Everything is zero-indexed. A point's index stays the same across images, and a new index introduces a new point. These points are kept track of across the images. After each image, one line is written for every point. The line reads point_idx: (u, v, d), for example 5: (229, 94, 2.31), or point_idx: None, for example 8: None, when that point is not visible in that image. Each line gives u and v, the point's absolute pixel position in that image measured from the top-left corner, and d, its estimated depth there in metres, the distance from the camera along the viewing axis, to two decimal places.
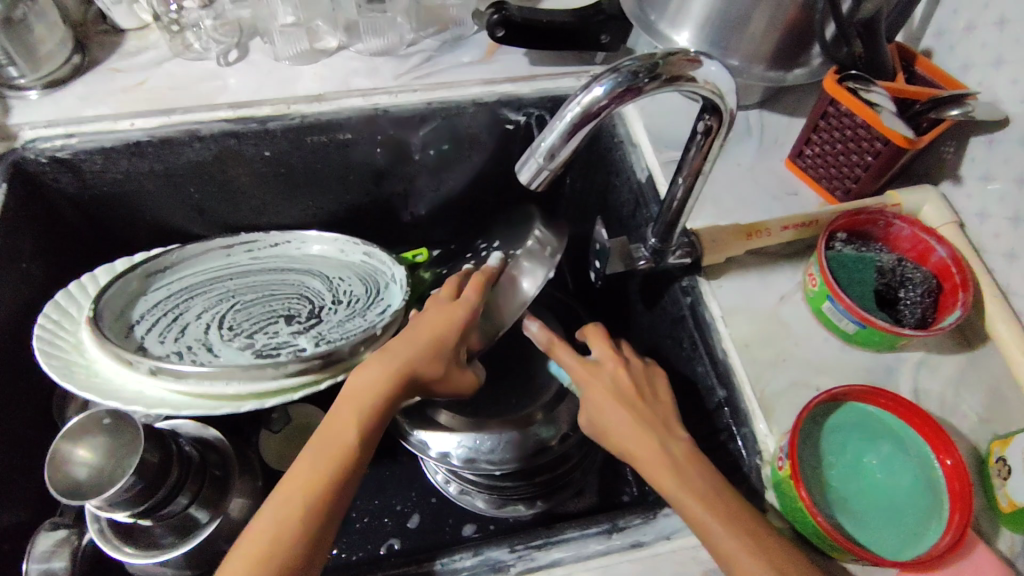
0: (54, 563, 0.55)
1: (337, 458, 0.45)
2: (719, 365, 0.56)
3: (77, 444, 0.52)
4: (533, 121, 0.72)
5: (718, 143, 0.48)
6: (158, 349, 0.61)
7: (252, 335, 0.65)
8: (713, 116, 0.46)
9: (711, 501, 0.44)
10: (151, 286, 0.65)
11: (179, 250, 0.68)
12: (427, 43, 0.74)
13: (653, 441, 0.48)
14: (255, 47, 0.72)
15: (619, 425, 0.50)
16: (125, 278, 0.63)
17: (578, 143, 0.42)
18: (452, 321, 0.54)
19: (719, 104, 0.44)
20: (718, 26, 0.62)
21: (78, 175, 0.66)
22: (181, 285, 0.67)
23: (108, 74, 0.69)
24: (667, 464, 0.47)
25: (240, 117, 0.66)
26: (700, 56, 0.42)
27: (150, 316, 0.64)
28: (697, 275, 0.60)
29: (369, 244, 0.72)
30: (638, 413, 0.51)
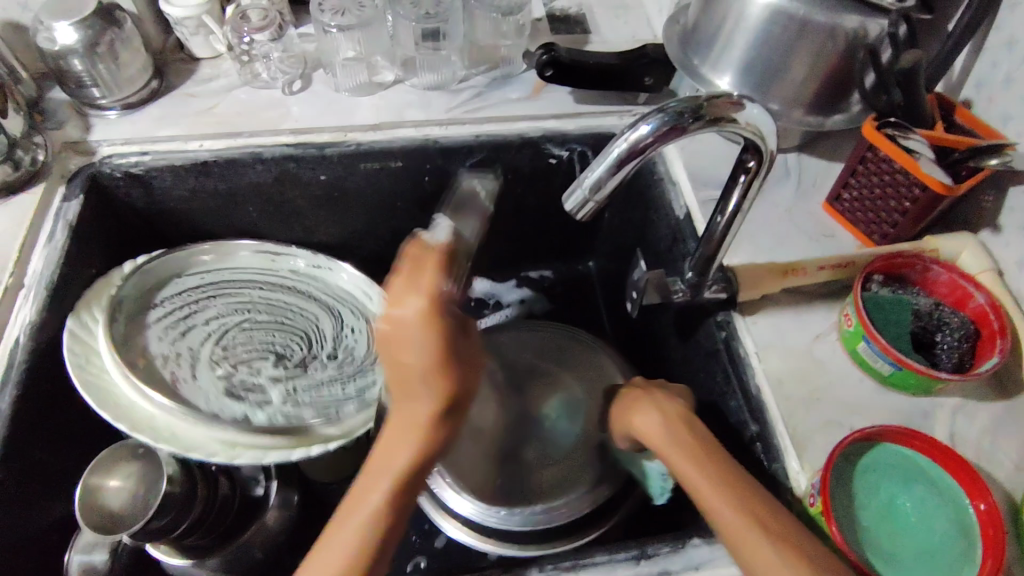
0: (95, 555, 0.56)
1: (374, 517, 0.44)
2: (753, 400, 0.57)
3: (108, 476, 0.55)
4: (575, 157, 0.75)
5: (757, 182, 0.49)
6: (154, 348, 0.66)
7: (238, 365, 0.67)
8: (753, 156, 0.47)
9: (762, 523, 0.44)
10: (187, 270, 0.71)
11: (218, 247, 0.72)
12: (478, 80, 0.78)
13: (676, 436, 0.52)
14: (318, 79, 0.76)
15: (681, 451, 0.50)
16: (160, 265, 0.69)
17: (624, 177, 0.43)
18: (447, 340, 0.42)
19: (761, 145, 0.46)
20: (759, 72, 0.66)
21: (147, 190, 0.70)
22: (211, 279, 0.72)
23: (182, 99, 0.73)
24: (688, 457, 0.50)
25: (300, 143, 0.70)
26: (744, 99, 0.44)
27: (168, 306, 0.69)
28: (732, 311, 0.61)
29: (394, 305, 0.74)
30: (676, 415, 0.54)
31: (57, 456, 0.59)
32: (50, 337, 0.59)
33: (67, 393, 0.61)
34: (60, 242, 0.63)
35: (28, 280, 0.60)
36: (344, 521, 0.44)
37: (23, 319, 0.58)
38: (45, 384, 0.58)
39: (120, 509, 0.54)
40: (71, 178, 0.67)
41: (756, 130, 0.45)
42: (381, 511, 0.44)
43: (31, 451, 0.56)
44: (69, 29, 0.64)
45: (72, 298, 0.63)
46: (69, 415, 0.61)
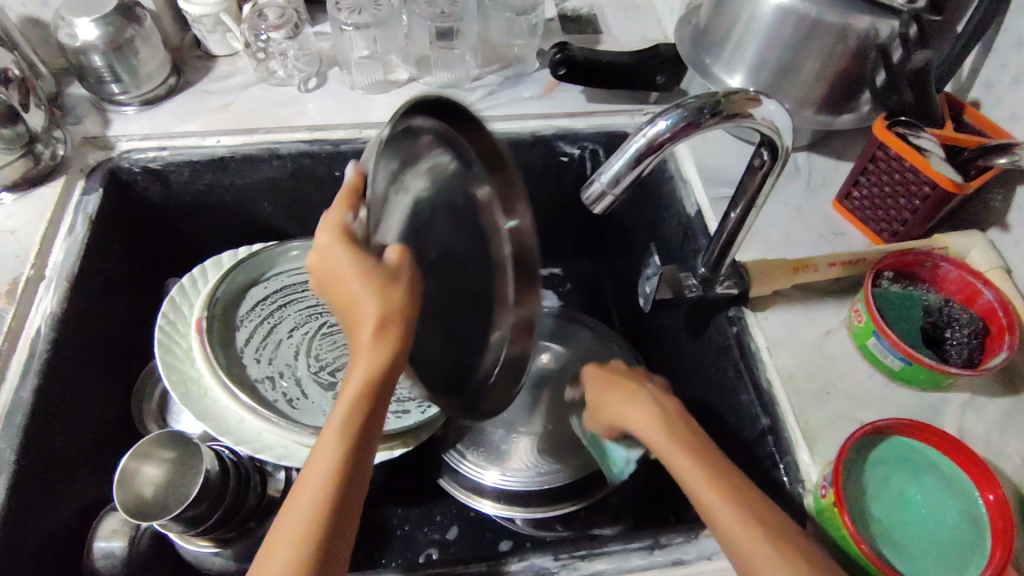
0: (114, 542, 0.58)
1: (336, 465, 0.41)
2: (764, 394, 0.57)
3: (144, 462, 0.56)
4: (587, 154, 0.76)
5: (772, 178, 0.50)
6: (255, 370, 0.67)
7: (336, 372, 0.69)
8: (769, 152, 0.48)
9: (722, 487, 0.46)
10: (260, 278, 0.72)
11: (277, 249, 0.74)
12: (490, 78, 0.79)
13: (661, 423, 0.52)
14: (333, 76, 0.77)
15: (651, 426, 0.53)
16: (234, 277, 0.70)
17: (642, 172, 0.43)
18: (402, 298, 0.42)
19: (777, 141, 0.46)
20: (771, 71, 0.67)
21: (165, 184, 0.71)
22: (277, 286, 0.73)
23: (199, 95, 0.74)
24: (685, 456, 0.49)
25: (316, 139, 0.71)
26: (760, 95, 0.44)
27: (248, 323, 0.69)
28: (743, 306, 0.61)
29: None
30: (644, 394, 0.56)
31: (78, 446, 0.60)
32: (70, 328, 0.60)
33: (87, 385, 0.62)
34: (80, 235, 0.64)
35: (49, 271, 0.61)
36: (306, 475, 0.42)
37: (45, 310, 0.59)
38: (65, 374, 0.59)
39: (153, 496, 0.55)
40: (90, 172, 0.68)
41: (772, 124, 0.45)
42: (337, 462, 0.41)
43: (53, 440, 0.56)
44: (89, 26, 0.65)
45: (91, 290, 0.64)
46: (89, 406, 0.62)
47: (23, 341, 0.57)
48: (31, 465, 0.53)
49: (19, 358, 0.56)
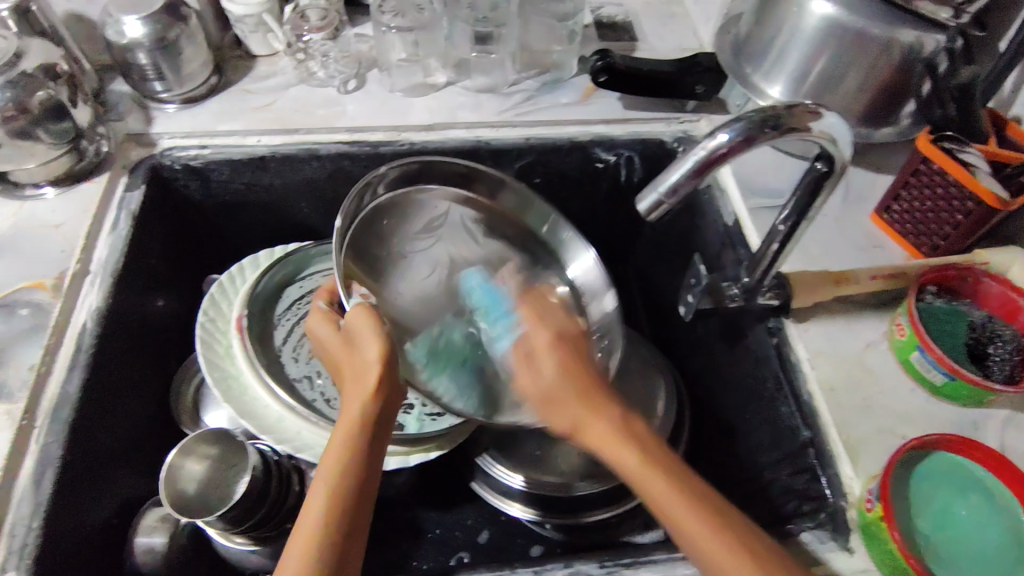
0: (155, 538, 0.58)
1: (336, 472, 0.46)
2: (805, 406, 0.58)
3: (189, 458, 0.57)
4: (622, 161, 0.77)
5: (826, 191, 0.49)
6: (292, 368, 0.67)
7: None
8: (825, 164, 0.47)
9: (645, 456, 0.46)
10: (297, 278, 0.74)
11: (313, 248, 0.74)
12: (528, 84, 0.78)
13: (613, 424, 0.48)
14: (372, 78, 0.77)
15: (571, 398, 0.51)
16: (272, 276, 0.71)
17: (700, 184, 0.43)
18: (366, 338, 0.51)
19: (835, 155, 0.46)
20: (814, 84, 0.67)
21: (205, 182, 0.72)
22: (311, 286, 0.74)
23: (240, 94, 0.75)
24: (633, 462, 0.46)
25: (356, 140, 0.72)
26: (822, 110, 0.44)
27: (285, 322, 0.70)
28: (784, 317, 0.61)
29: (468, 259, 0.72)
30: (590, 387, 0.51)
31: (119, 441, 0.60)
32: (113, 323, 0.60)
33: (128, 380, 0.62)
34: (124, 231, 0.64)
35: (94, 267, 0.61)
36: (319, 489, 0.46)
37: (90, 305, 0.59)
38: (108, 369, 0.59)
39: (194, 494, 0.56)
40: (133, 169, 0.68)
41: (834, 141, 0.45)
42: (335, 471, 0.46)
43: (96, 435, 0.57)
44: (137, 23, 0.65)
45: (133, 285, 0.64)
46: (129, 401, 0.62)
47: (70, 335, 0.57)
48: (76, 459, 0.54)
49: (65, 353, 0.56)
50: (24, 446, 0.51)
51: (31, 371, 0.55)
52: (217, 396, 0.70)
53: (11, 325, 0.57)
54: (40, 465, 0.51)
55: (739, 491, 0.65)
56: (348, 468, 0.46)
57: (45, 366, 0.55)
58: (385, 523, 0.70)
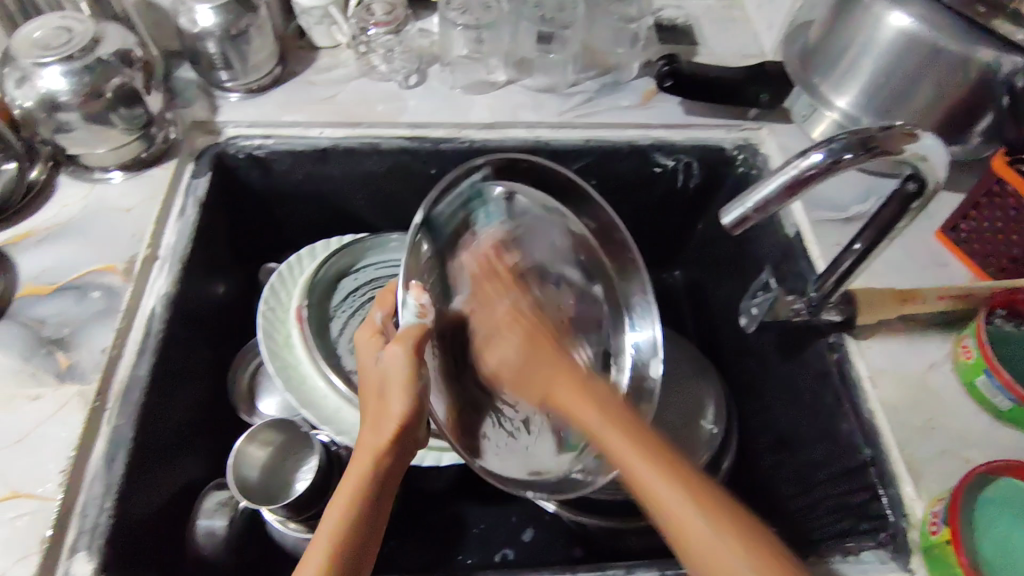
0: (217, 521, 0.59)
1: (353, 497, 0.46)
2: (867, 424, 0.57)
3: (256, 447, 0.60)
4: (681, 166, 0.76)
5: (913, 211, 0.49)
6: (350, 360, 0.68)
7: None
8: (915, 184, 0.47)
9: (633, 438, 0.46)
10: (352, 269, 0.74)
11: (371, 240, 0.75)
12: (589, 85, 0.78)
13: (610, 417, 0.48)
14: (433, 74, 0.77)
15: (539, 366, 0.55)
16: (330, 265, 0.72)
17: (789, 203, 0.44)
18: (397, 377, 0.48)
19: (927, 176, 0.45)
20: (884, 97, 0.66)
21: (266, 171, 0.73)
22: (367, 278, 0.74)
23: (303, 86, 0.75)
24: (639, 456, 0.44)
25: (417, 136, 0.72)
26: (918, 131, 0.44)
27: (342, 313, 0.71)
28: (846, 333, 0.61)
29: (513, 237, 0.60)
30: (553, 352, 0.55)
31: (183, 426, 0.61)
32: (179, 309, 0.61)
33: (191, 365, 0.63)
34: (191, 218, 0.65)
35: (162, 252, 0.62)
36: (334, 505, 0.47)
37: (159, 290, 0.60)
38: (174, 355, 0.60)
39: (255, 482, 0.59)
40: (199, 156, 0.69)
41: (926, 161, 0.45)
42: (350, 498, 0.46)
43: (162, 418, 0.58)
44: (209, 13, 0.65)
45: (197, 272, 0.65)
46: (191, 386, 0.63)
47: (139, 320, 0.58)
48: (144, 442, 0.55)
49: (135, 336, 0.57)
50: (97, 427, 0.52)
51: (103, 353, 0.55)
52: (272, 384, 0.70)
53: (84, 307, 0.58)
54: (112, 447, 0.52)
55: (791, 505, 0.65)
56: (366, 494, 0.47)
57: (117, 349, 0.56)
58: (431, 516, 0.71)
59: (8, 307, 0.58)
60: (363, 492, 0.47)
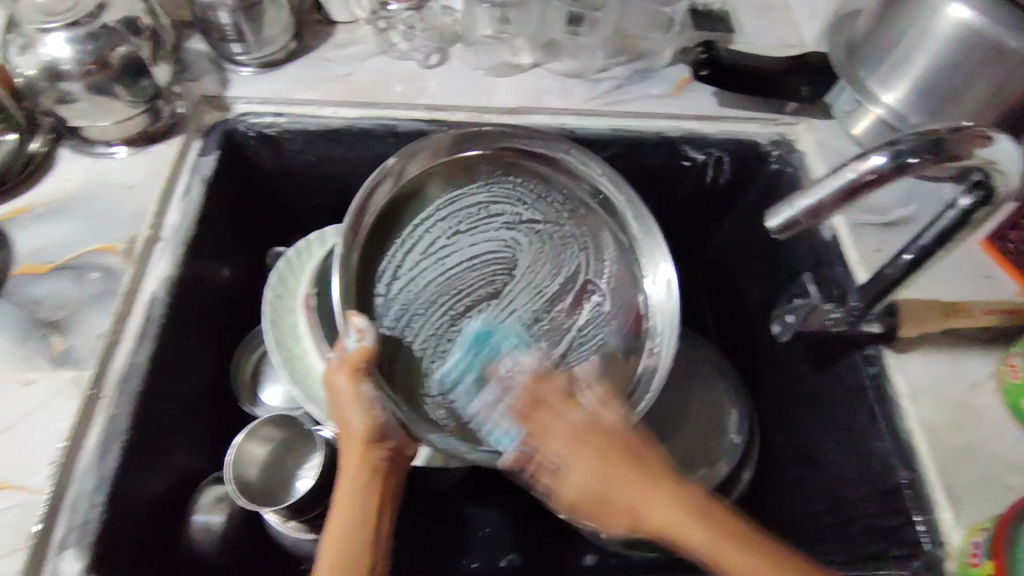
0: (213, 517, 0.57)
1: (341, 536, 0.44)
2: (903, 445, 0.54)
3: (253, 442, 0.58)
4: (712, 160, 0.73)
5: (979, 223, 0.45)
6: None
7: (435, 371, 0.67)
8: (983, 193, 0.43)
9: (700, 510, 0.40)
10: None
11: None
12: (618, 71, 0.74)
13: (677, 498, 0.40)
14: (455, 54, 0.74)
15: (601, 477, 0.42)
16: (342, 251, 0.68)
17: (844, 209, 0.40)
18: (348, 401, 0.48)
19: (999, 182, 0.42)
20: (936, 94, 0.62)
21: (277, 151, 0.70)
22: None
23: (319, 62, 0.71)
24: (707, 525, 0.39)
25: (436, 119, 0.69)
26: (994, 133, 0.40)
27: None
28: (884, 346, 0.57)
29: (472, 224, 0.63)
30: (632, 459, 0.42)
31: (182, 416, 0.59)
32: (181, 294, 0.58)
33: (192, 352, 0.61)
34: (196, 198, 0.62)
35: (166, 233, 0.59)
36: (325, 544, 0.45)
37: (160, 274, 0.57)
38: (175, 342, 0.58)
39: (252, 480, 0.57)
40: (207, 133, 0.66)
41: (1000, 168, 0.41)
42: (336, 538, 0.44)
43: (161, 409, 0.55)
44: None
45: (201, 255, 0.62)
46: (192, 373, 0.61)
47: (139, 304, 0.55)
48: (140, 434, 0.52)
49: (134, 322, 0.55)
50: (91, 417, 0.50)
51: (100, 339, 0.53)
52: (276, 373, 0.68)
53: (81, 289, 0.55)
54: (105, 438, 0.50)
55: (816, 524, 0.62)
56: (353, 530, 0.45)
57: (114, 334, 0.53)
58: (437, 517, 0.69)
59: (3, 285, 0.55)
60: (350, 534, 0.44)
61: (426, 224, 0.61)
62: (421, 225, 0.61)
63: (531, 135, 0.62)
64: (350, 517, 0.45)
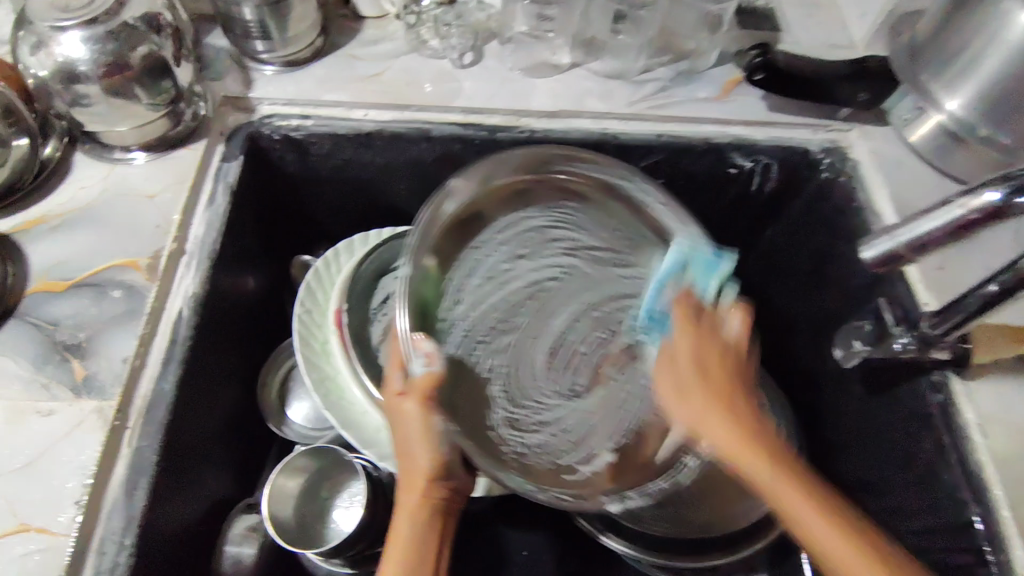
0: (245, 549, 0.54)
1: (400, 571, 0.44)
2: (974, 479, 0.51)
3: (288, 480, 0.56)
4: (759, 167, 0.69)
5: None
6: None
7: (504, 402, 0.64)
8: None
9: (802, 489, 0.39)
10: (393, 262, 0.67)
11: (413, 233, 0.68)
12: (661, 72, 0.70)
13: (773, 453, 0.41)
14: (490, 52, 0.70)
15: (706, 416, 0.43)
16: (372, 261, 0.65)
17: (950, 245, 0.38)
18: (415, 433, 0.47)
19: None
20: (1001, 105, 0.57)
21: (303, 156, 0.66)
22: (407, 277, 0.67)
23: (346, 60, 0.67)
24: (798, 488, 0.39)
25: (471, 123, 0.65)
26: None
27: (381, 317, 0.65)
28: (952, 372, 0.54)
29: (535, 249, 0.60)
30: (720, 390, 0.44)
31: (209, 441, 0.55)
32: (208, 312, 0.55)
33: (219, 372, 0.57)
34: (221, 207, 0.58)
35: (190, 246, 0.56)
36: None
37: (185, 290, 0.54)
38: (202, 363, 0.54)
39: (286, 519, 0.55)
40: (230, 136, 0.62)
41: None
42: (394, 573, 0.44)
43: (188, 436, 0.52)
44: None
45: (227, 269, 0.59)
46: (219, 394, 0.58)
47: (164, 324, 0.52)
48: (168, 466, 0.49)
49: (159, 343, 0.51)
50: (117, 449, 0.47)
51: (124, 364, 0.49)
52: (303, 389, 0.66)
53: (103, 308, 0.51)
54: (132, 471, 0.46)
55: None
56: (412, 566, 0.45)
57: (139, 358, 0.50)
58: (472, 539, 0.66)
59: (19, 303, 0.52)
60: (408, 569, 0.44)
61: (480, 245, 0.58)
62: (477, 252, 0.59)
63: (587, 159, 0.58)
64: (408, 550, 0.45)
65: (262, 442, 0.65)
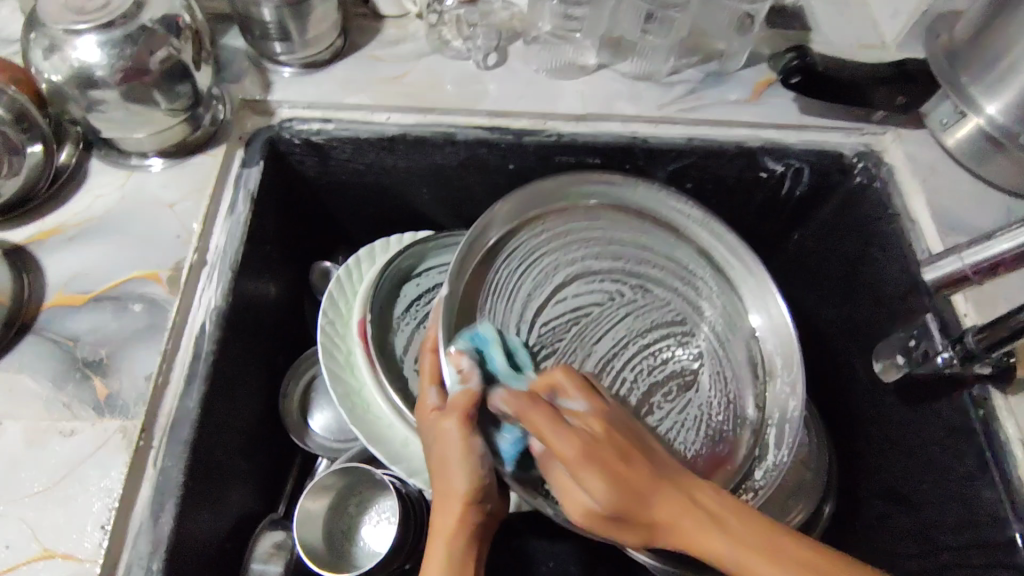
0: (271, 567, 0.53)
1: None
2: (1019, 497, 0.50)
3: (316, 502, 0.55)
4: (791, 172, 0.67)
5: None
6: (417, 385, 0.60)
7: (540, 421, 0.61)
8: None
9: (724, 523, 0.37)
10: (416, 270, 0.65)
11: (436, 239, 0.66)
12: (690, 73, 0.68)
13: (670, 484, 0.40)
14: (515, 53, 0.68)
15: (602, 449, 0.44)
16: (394, 269, 0.63)
17: None
18: (454, 457, 0.45)
19: None
20: None
21: (323, 160, 0.64)
22: (430, 284, 0.65)
23: (368, 62, 0.65)
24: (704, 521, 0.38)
25: (497, 126, 0.63)
26: None
27: (405, 326, 0.63)
28: (993, 385, 0.53)
29: (576, 268, 0.60)
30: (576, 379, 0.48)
31: (233, 457, 0.54)
32: (230, 324, 0.53)
33: (242, 385, 0.56)
34: (242, 215, 0.56)
35: (211, 257, 0.54)
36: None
37: (207, 303, 0.52)
38: (225, 377, 0.53)
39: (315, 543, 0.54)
40: (249, 141, 0.60)
41: None
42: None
43: (212, 453, 0.51)
44: None
45: (248, 278, 0.57)
46: (242, 408, 0.56)
47: (187, 338, 0.50)
48: (193, 486, 0.47)
49: (182, 359, 0.50)
50: (142, 469, 0.45)
51: (147, 381, 0.48)
52: (324, 399, 0.64)
53: (124, 323, 0.50)
54: (158, 493, 0.45)
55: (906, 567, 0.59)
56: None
57: (162, 375, 0.48)
58: (498, 552, 0.65)
59: (37, 318, 0.50)
60: None
61: (535, 257, 0.59)
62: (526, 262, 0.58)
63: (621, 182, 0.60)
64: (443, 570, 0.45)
65: (282, 454, 0.64)
